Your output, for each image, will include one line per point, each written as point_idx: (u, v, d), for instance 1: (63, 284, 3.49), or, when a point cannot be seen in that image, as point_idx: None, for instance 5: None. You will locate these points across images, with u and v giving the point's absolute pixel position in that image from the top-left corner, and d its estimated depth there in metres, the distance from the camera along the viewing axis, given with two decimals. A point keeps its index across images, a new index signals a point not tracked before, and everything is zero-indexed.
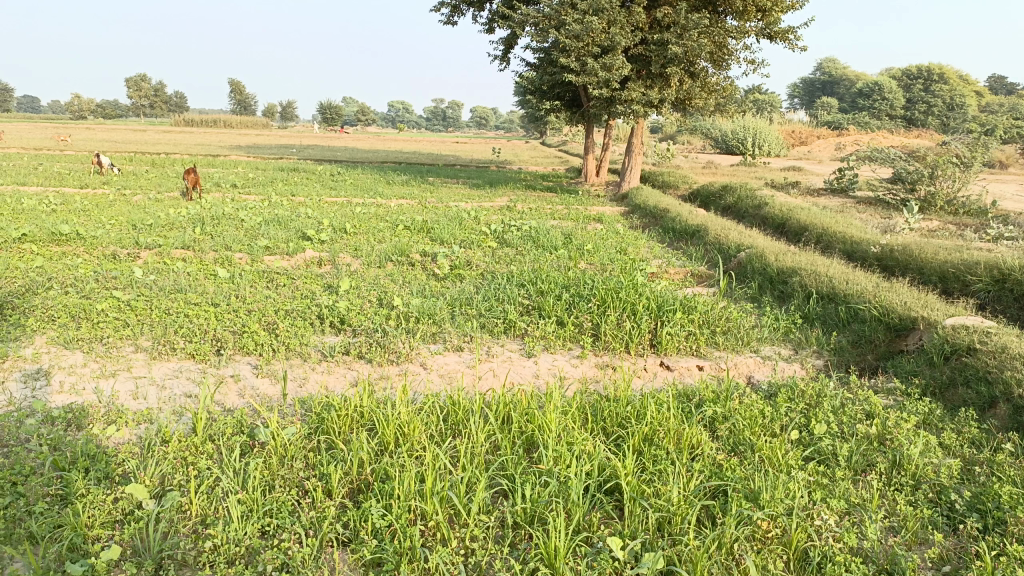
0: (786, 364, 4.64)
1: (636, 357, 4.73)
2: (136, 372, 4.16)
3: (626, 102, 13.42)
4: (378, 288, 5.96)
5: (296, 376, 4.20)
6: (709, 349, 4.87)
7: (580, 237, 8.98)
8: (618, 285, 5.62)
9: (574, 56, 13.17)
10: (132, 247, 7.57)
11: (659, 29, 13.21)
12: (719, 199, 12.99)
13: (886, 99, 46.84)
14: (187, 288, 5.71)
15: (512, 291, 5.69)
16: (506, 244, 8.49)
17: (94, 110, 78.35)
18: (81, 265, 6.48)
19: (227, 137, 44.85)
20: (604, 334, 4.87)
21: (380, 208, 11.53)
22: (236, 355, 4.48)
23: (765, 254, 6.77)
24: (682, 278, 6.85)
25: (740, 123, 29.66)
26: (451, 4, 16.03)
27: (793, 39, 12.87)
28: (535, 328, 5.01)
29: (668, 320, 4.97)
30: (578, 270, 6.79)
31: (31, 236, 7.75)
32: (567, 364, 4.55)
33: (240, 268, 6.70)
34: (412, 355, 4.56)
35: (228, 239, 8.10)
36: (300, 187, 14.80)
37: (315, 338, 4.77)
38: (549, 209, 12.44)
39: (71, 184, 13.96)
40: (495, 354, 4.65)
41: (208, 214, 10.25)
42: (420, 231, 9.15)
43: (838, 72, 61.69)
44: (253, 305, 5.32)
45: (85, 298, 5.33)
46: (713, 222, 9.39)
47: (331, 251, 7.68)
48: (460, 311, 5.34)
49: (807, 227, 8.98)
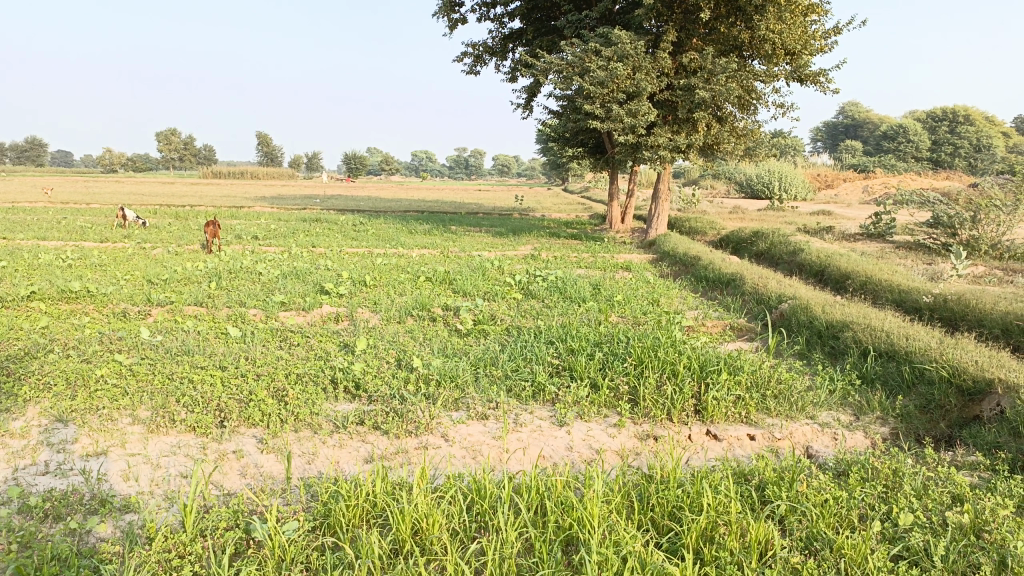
0: (848, 434, 4.17)
1: (679, 425, 4.27)
2: (130, 449, 3.78)
3: (652, 148, 13.13)
4: (397, 347, 5.59)
5: (305, 451, 3.80)
6: (760, 416, 4.39)
7: (609, 288, 8.57)
8: (655, 343, 5.20)
9: (598, 102, 12.92)
10: (144, 303, 7.30)
11: (685, 74, 12.98)
12: (750, 246, 12.56)
13: (910, 142, 46.45)
14: (194, 350, 5.38)
15: (539, 349, 5.30)
16: (531, 296, 8.11)
17: (125, 163, 80.17)
18: (89, 325, 6.21)
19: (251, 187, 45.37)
20: (643, 399, 4.42)
21: (402, 258, 11.28)
22: (241, 426, 4.10)
23: (811, 305, 6.33)
24: (721, 332, 6.41)
25: (765, 167, 29.33)
26: (473, 54, 15.99)
27: (824, 81, 12.58)
28: (567, 392, 4.59)
29: (713, 383, 4.52)
30: (610, 324, 6.38)
31: (43, 293, 7.53)
32: (602, 434, 4.11)
33: (254, 326, 6.38)
34: (432, 425, 4.14)
35: (243, 293, 7.83)
36: (321, 238, 14.61)
37: (327, 405, 4.39)
38: (575, 257, 12.09)
39: (92, 238, 13.89)
40: (524, 423, 4.23)
41: (225, 267, 10.00)
42: (442, 283, 8.82)
43: (860, 114, 61.39)
44: (263, 368, 4.96)
45: (85, 362, 5.01)
46: (749, 270, 8.96)
47: (349, 305, 7.36)
48: (484, 372, 4.93)
49: (850, 275, 8.53)
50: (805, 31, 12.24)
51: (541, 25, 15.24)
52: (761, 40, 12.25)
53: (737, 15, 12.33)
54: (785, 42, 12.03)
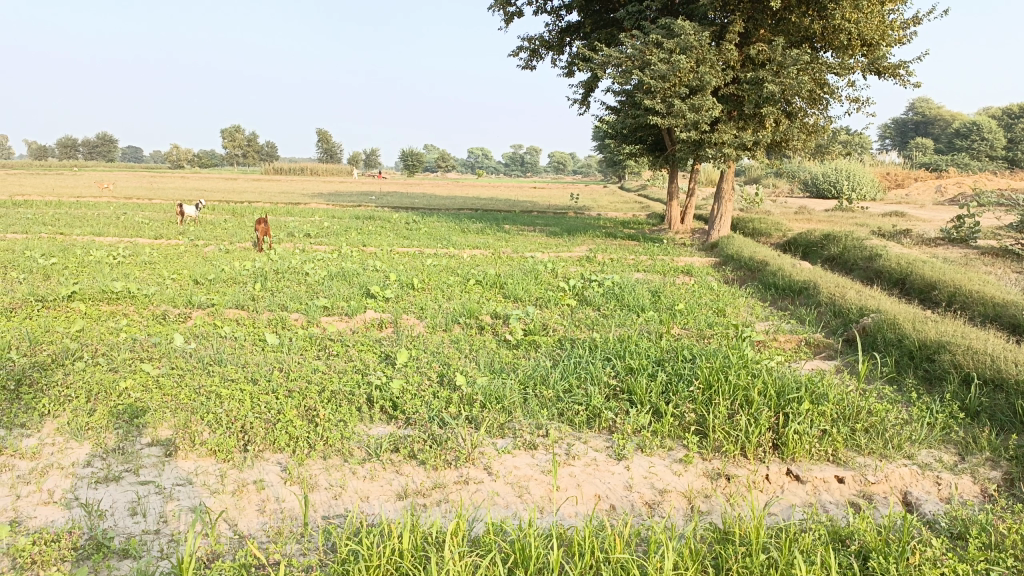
0: (953, 479, 3.64)
1: (756, 463, 3.75)
2: (143, 476, 3.44)
3: (716, 145, 12.48)
4: (441, 360, 5.17)
5: (331, 483, 3.42)
6: (849, 453, 3.87)
7: (669, 294, 8.03)
8: (725, 363, 4.67)
9: (660, 97, 12.30)
10: (185, 305, 7.06)
11: (752, 67, 12.30)
12: (821, 250, 11.82)
13: (985, 140, 44.27)
14: (228, 360, 5.06)
15: (595, 366, 4.82)
16: (586, 303, 7.62)
17: (190, 159, 82.22)
18: (124, 330, 5.96)
19: (310, 184, 45.75)
20: (713, 430, 3.92)
21: (452, 259, 10.91)
22: (265, 451, 3.72)
23: (900, 323, 5.72)
24: (795, 349, 5.85)
25: (832, 166, 28.12)
26: (529, 48, 15.51)
27: (905, 75, 11.76)
28: (627, 419, 4.11)
29: (793, 414, 3.98)
30: (672, 337, 5.88)
31: (83, 293, 7.34)
32: (666, 471, 3.65)
33: (292, 333, 6.04)
34: (474, 455, 3.71)
35: (287, 296, 7.54)
36: (372, 237, 14.35)
37: (360, 429, 3.99)
38: (633, 260, 11.54)
39: (146, 235, 13.88)
40: (577, 455, 3.76)
41: (273, 267, 9.75)
42: (492, 286, 8.41)
43: (931, 111, 58.77)
44: (295, 383, 4.58)
45: (113, 372, 4.72)
46: (823, 278, 8.32)
47: (394, 310, 7.01)
48: (534, 393, 4.48)
49: (936, 286, 7.84)
50: (883, 21, 11.45)
51: (599, 18, 14.69)
52: (836, 31, 11.50)
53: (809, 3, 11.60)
54: (861, 31, 11.26)
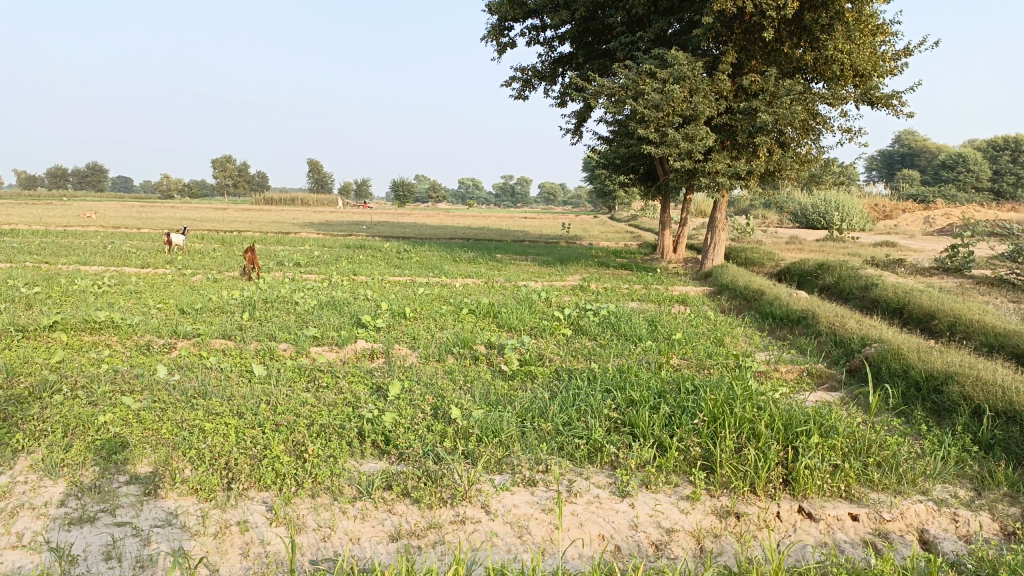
0: (972, 516, 3.49)
1: (766, 500, 3.59)
2: (120, 517, 3.25)
3: (709, 174, 12.45)
4: (434, 392, 4.99)
5: (320, 524, 3.23)
6: (862, 489, 3.72)
7: (666, 324, 7.89)
8: (729, 395, 4.51)
9: (653, 126, 12.28)
10: (170, 335, 6.87)
11: (745, 98, 12.31)
12: (816, 279, 11.73)
13: (971, 172, 44.68)
14: (213, 392, 4.87)
15: (595, 398, 4.66)
16: (582, 332, 7.47)
17: (181, 189, 82.25)
18: (107, 361, 5.76)
19: (301, 214, 45.63)
20: (720, 465, 3.75)
21: (445, 288, 10.77)
22: (250, 490, 3.53)
23: (905, 353, 5.60)
24: (798, 379, 5.71)
25: (821, 196, 28.22)
26: (522, 78, 15.54)
27: (897, 105, 11.81)
28: (630, 454, 3.95)
29: (803, 448, 3.82)
30: (672, 368, 5.73)
31: (66, 323, 7.14)
32: (673, 508, 3.49)
33: (281, 363, 5.86)
34: (471, 493, 3.52)
35: (275, 326, 7.36)
36: (363, 266, 14.20)
37: (351, 465, 3.80)
38: (627, 289, 11.42)
39: (133, 264, 13.68)
40: (579, 492, 3.59)
41: (261, 296, 9.57)
42: (486, 316, 8.26)
43: (917, 143, 59.40)
44: (283, 416, 4.39)
45: (93, 404, 4.52)
46: (821, 307, 8.21)
47: (385, 340, 6.83)
48: (532, 426, 4.31)
49: (935, 315, 7.74)
50: (875, 52, 11.51)
51: (592, 49, 14.75)
52: (829, 62, 11.54)
53: (801, 35, 11.67)
54: (854, 62, 11.30)
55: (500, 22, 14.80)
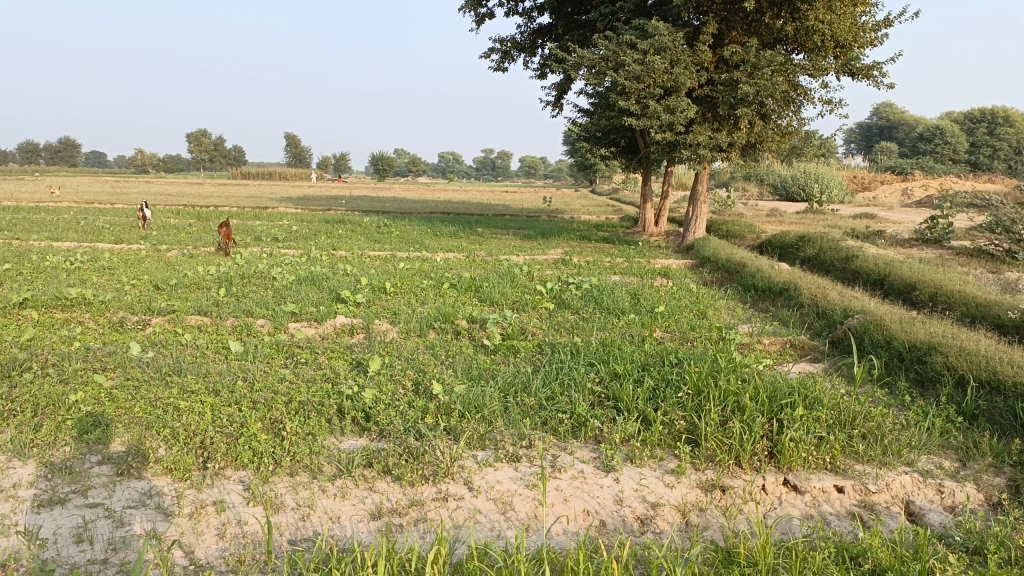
0: (957, 486, 3.48)
1: (752, 473, 3.56)
2: (91, 498, 3.15)
3: (691, 147, 12.37)
4: (415, 367, 4.90)
5: (299, 503, 3.16)
6: (847, 461, 3.70)
7: (648, 297, 7.84)
8: (713, 368, 4.47)
9: (634, 98, 12.15)
10: (144, 312, 6.72)
11: (726, 69, 12.20)
12: (797, 251, 11.74)
13: (949, 143, 44.88)
14: (188, 369, 4.76)
15: (578, 372, 4.60)
16: (564, 306, 7.41)
17: (156, 164, 80.96)
18: (78, 338, 5.61)
19: (280, 188, 45.09)
20: (705, 438, 3.71)
21: (425, 262, 10.66)
22: (227, 469, 3.44)
23: (888, 324, 5.59)
24: (781, 352, 5.69)
25: (801, 168, 28.25)
26: (501, 50, 15.31)
27: (878, 76, 11.76)
28: (614, 428, 3.90)
29: (788, 420, 3.79)
30: (655, 341, 5.68)
31: (36, 300, 6.96)
32: (659, 482, 3.44)
33: (258, 339, 5.75)
34: (454, 469, 3.46)
35: (253, 301, 7.23)
36: (342, 240, 14.02)
37: (330, 442, 3.72)
38: (610, 262, 11.37)
39: (107, 240, 13.41)
40: (563, 467, 3.54)
41: (238, 272, 9.40)
42: (467, 290, 8.16)
43: (895, 115, 59.57)
44: (260, 393, 4.29)
45: (63, 383, 4.39)
46: (803, 279, 8.21)
47: (365, 315, 6.72)
48: (515, 401, 4.25)
49: (916, 286, 7.75)
50: (856, 23, 11.42)
51: (572, 20, 14.54)
52: (810, 32, 11.45)
53: (783, 5, 11.55)
54: (835, 33, 11.21)
55: None
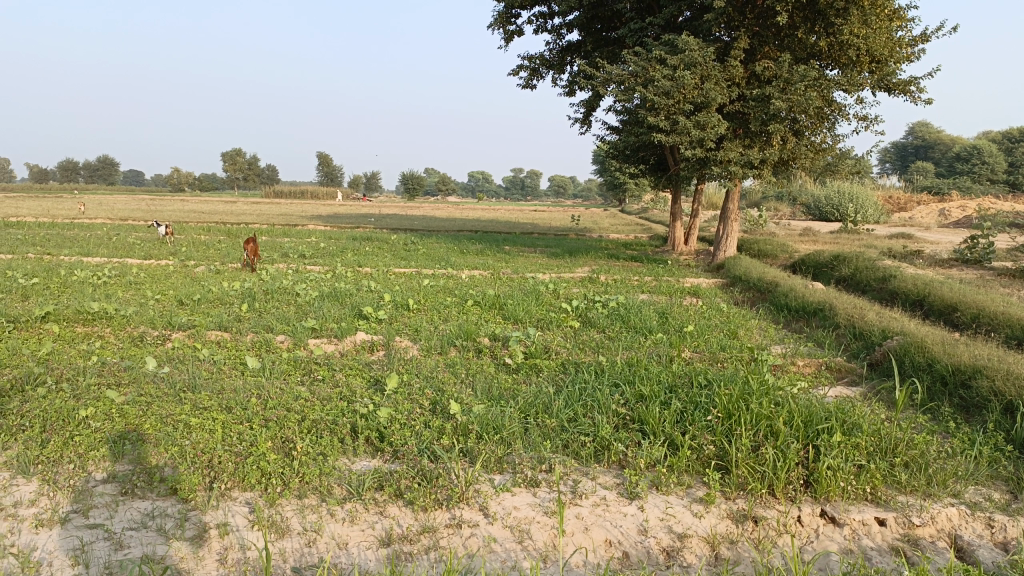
0: (1010, 521, 3.24)
1: (786, 504, 3.35)
2: (92, 518, 3.03)
3: (721, 164, 12.16)
4: (434, 385, 4.76)
5: (306, 527, 3.01)
6: (889, 492, 3.47)
7: (677, 316, 7.63)
8: (744, 390, 4.26)
9: (664, 114, 11.98)
10: (165, 327, 6.66)
11: (758, 84, 11.99)
12: (831, 271, 11.44)
13: (986, 164, 43.90)
14: (203, 385, 4.66)
15: (602, 392, 4.42)
16: (590, 324, 7.23)
17: (192, 183, 82.38)
18: (97, 353, 5.55)
19: (310, 207, 45.41)
20: (736, 464, 3.50)
21: (450, 280, 10.55)
22: (233, 490, 3.31)
23: (931, 346, 5.32)
24: (816, 374, 5.45)
25: (834, 188, 27.77)
26: (529, 67, 15.26)
27: (915, 92, 11.47)
28: (639, 452, 3.71)
29: (824, 447, 3.57)
30: (683, 362, 5.47)
31: (58, 314, 6.94)
32: (686, 512, 3.24)
33: (277, 355, 5.65)
34: (469, 494, 3.29)
35: (274, 317, 7.15)
36: (368, 258, 13.99)
37: (342, 463, 3.57)
38: (637, 281, 11.17)
39: (136, 255, 13.52)
40: (585, 493, 3.35)
41: (262, 288, 9.36)
42: (491, 308, 8.02)
43: (930, 135, 58.58)
44: (273, 410, 4.17)
45: (75, 398, 4.31)
46: (838, 299, 7.94)
47: (386, 332, 6.60)
48: (536, 422, 4.07)
49: (958, 307, 7.45)
50: (892, 37, 11.17)
51: (601, 37, 14.45)
52: (844, 47, 11.21)
53: (816, 20, 11.33)
54: (870, 48, 10.97)
55: (507, 9, 14.52)
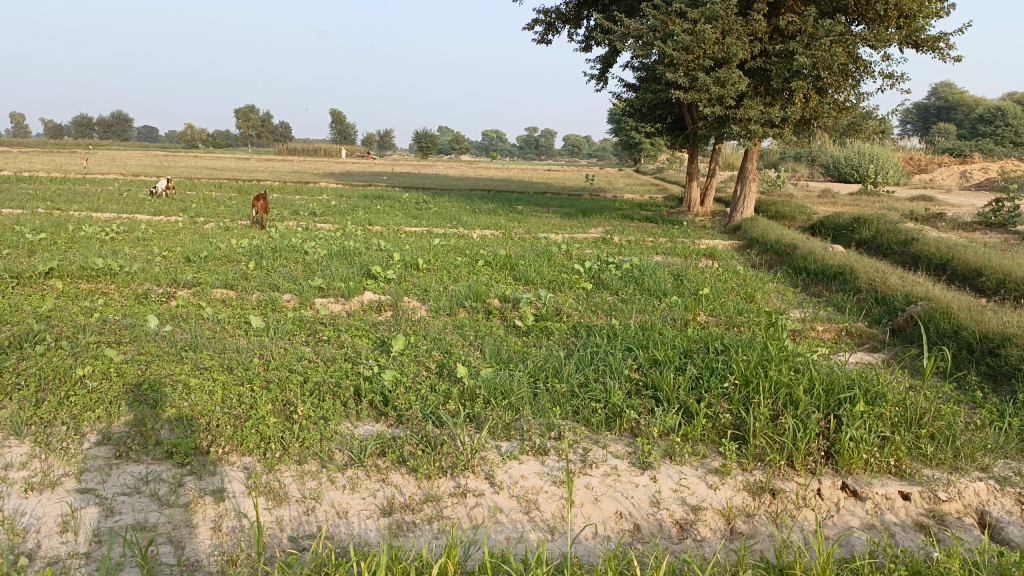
0: None
1: (806, 476, 3.20)
2: (84, 483, 2.93)
3: (741, 122, 11.83)
4: (441, 348, 4.62)
5: (305, 494, 2.89)
6: (913, 464, 3.32)
7: (692, 278, 7.44)
8: (763, 355, 4.10)
9: (682, 70, 11.63)
10: (170, 284, 6.54)
11: (781, 40, 11.59)
12: (851, 233, 11.17)
13: (1010, 126, 42.85)
14: (204, 344, 4.54)
15: (614, 357, 4.27)
16: (603, 287, 7.05)
17: (205, 139, 82.06)
18: (99, 310, 5.44)
19: (322, 164, 45.13)
20: (753, 434, 3.36)
21: (461, 239, 10.37)
22: (231, 454, 3.20)
23: (957, 312, 5.12)
24: (836, 340, 5.27)
25: (854, 148, 27.18)
26: (545, 21, 14.85)
27: (944, 48, 11.05)
28: (653, 420, 3.56)
29: (847, 418, 3.42)
30: (699, 326, 5.30)
31: (62, 270, 6.85)
32: (701, 484, 3.11)
33: (282, 315, 5.51)
34: (475, 462, 3.16)
35: (281, 276, 7.01)
36: (380, 216, 13.79)
37: (344, 428, 3.45)
38: (652, 242, 10.95)
39: (146, 211, 13.38)
40: (595, 463, 3.22)
41: (270, 245, 9.21)
42: (502, 268, 7.85)
43: (953, 96, 57.25)
44: (275, 372, 4.05)
45: (73, 357, 4.20)
46: (859, 262, 7.71)
47: (394, 292, 6.45)
48: (546, 387, 3.93)
49: (983, 272, 7.21)
50: None
51: None
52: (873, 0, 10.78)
53: None
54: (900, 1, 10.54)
55: None
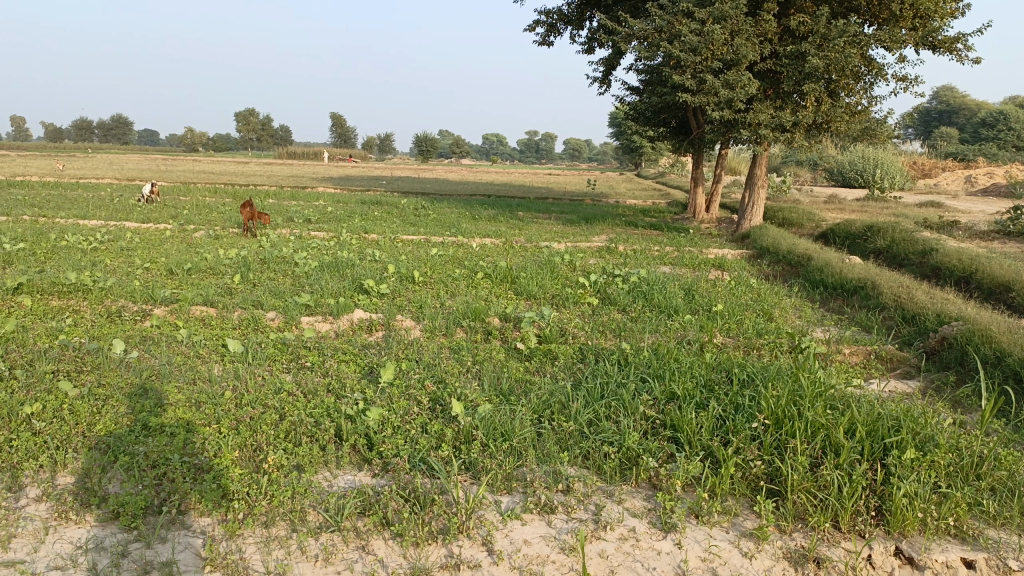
0: None
1: (854, 540, 2.76)
2: (11, 553, 2.50)
3: (750, 126, 11.40)
4: (435, 377, 4.18)
5: (268, 568, 2.46)
6: (974, 523, 2.89)
7: (705, 292, 7.00)
8: (794, 388, 3.66)
9: (690, 72, 11.20)
10: (147, 301, 6.11)
11: (792, 41, 11.16)
12: (865, 242, 10.73)
13: (1013, 129, 42.41)
14: (172, 374, 4.10)
15: (627, 389, 3.84)
16: (610, 302, 6.62)
17: (204, 143, 81.67)
18: (65, 332, 5.00)
19: (321, 168, 44.81)
20: (791, 489, 2.93)
21: (459, 248, 9.94)
22: (188, 515, 2.77)
23: (1000, 337, 4.68)
24: (865, 365, 4.84)
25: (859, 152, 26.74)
26: (546, 23, 14.44)
27: (962, 49, 10.63)
28: (675, 467, 3.12)
29: (897, 467, 2.99)
30: (717, 350, 4.87)
31: (33, 285, 6.40)
32: (734, 551, 2.67)
33: (263, 337, 5.07)
34: (470, 524, 2.72)
35: (267, 291, 6.58)
36: (376, 223, 13.35)
37: (321, 480, 3.02)
38: (658, 251, 10.52)
39: (134, 219, 12.94)
40: (609, 523, 2.79)
41: (258, 256, 8.77)
42: (502, 281, 7.43)
43: (955, 100, 56.88)
44: (248, 408, 3.62)
45: (23, 390, 3.76)
46: (880, 275, 7.28)
47: (387, 309, 6.02)
48: (553, 427, 3.49)
49: (1014, 286, 6.77)
50: None
51: None
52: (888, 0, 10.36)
53: None
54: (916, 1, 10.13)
55: None
